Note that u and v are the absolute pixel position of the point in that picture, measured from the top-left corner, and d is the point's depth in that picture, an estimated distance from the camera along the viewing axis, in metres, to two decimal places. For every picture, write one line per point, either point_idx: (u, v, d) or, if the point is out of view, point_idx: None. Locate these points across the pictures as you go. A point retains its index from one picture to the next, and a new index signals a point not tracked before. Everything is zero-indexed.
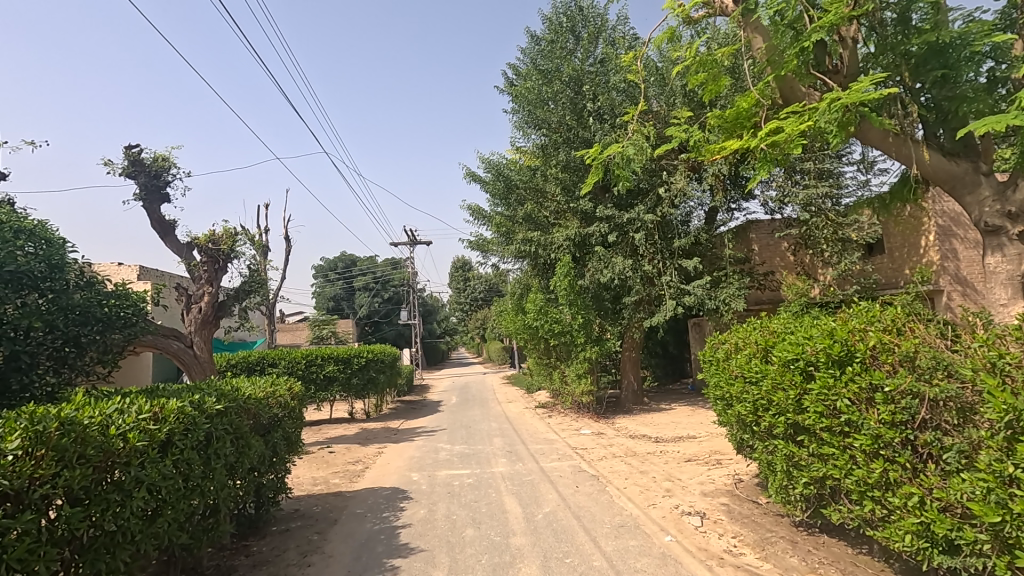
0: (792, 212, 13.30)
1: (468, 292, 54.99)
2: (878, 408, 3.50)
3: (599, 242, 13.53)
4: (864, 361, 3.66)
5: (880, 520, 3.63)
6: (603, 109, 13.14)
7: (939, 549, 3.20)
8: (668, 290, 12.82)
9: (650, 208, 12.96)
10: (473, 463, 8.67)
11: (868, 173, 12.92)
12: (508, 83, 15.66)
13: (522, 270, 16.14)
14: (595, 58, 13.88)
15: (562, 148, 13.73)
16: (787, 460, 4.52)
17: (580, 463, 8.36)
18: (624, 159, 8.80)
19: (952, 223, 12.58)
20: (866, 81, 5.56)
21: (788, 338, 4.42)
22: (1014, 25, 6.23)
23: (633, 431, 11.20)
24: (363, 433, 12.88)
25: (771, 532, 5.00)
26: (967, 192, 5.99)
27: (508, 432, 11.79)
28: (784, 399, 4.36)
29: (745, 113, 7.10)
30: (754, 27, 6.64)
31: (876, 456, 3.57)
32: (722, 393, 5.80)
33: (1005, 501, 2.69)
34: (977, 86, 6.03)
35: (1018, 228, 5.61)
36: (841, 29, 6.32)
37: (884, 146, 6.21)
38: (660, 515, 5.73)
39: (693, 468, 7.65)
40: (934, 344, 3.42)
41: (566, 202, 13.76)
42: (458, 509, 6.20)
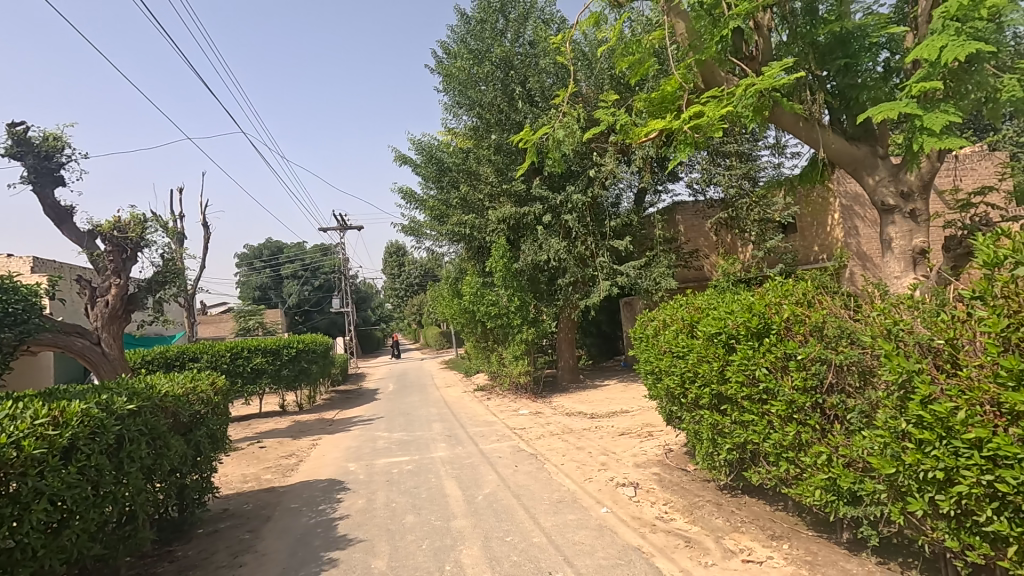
0: (715, 194, 13.98)
1: (403, 277, 54.15)
2: (792, 374, 3.77)
3: (533, 224, 13.61)
4: (779, 332, 3.93)
5: (794, 478, 3.95)
6: (533, 91, 13.17)
7: (843, 501, 3.53)
8: (602, 271, 13.14)
9: (581, 190, 13.17)
10: (412, 450, 8.59)
11: (782, 156, 13.73)
12: (437, 63, 15.32)
13: (457, 253, 16.03)
14: (524, 40, 13.74)
15: (494, 129, 13.63)
16: (712, 429, 4.79)
17: (519, 443, 8.48)
18: (556, 142, 8.89)
19: (854, 203, 13.56)
20: (777, 67, 5.86)
21: (711, 313, 4.66)
22: (906, 19, 6.75)
23: (570, 409, 11.47)
24: (296, 426, 12.45)
25: (699, 496, 5.29)
26: (867, 174, 6.46)
27: (447, 416, 11.77)
28: (709, 370, 4.60)
29: (670, 96, 7.15)
30: (677, 12, 6.85)
31: (790, 419, 3.86)
32: (652, 367, 6.02)
33: (898, 454, 2.97)
34: (875, 76, 6.49)
35: (909, 207, 6.18)
36: (756, 18, 6.69)
37: (796, 130, 6.56)
38: (597, 488, 5.93)
39: (626, 441, 7.95)
40: (839, 314, 3.70)
41: (499, 185, 13.66)
42: (398, 497, 6.13)
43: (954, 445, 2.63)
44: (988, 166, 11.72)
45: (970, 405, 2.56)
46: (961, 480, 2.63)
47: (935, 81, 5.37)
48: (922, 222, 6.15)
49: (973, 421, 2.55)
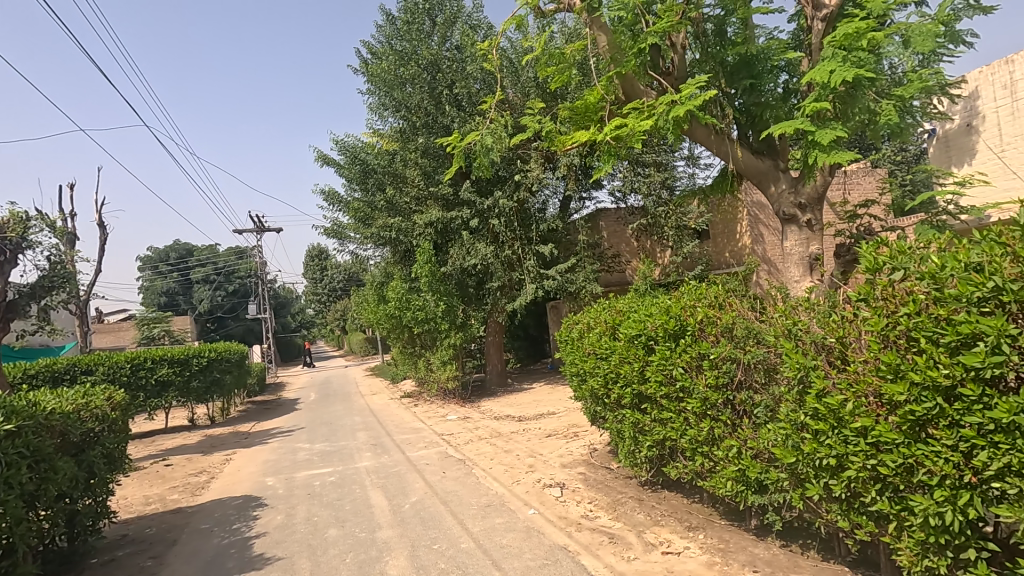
0: (636, 201, 14.58)
1: (326, 281, 52.23)
2: (705, 373, 4.01)
3: (461, 228, 13.57)
4: (693, 333, 4.17)
5: (708, 471, 4.20)
6: (461, 96, 13.17)
7: (752, 490, 3.80)
8: (529, 275, 13.33)
9: (508, 195, 13.26)
10: (336, 461, 8.28)
11: (696, 166, 14.55)
12: (361, 62, 14.96)
13: (383, 257, 15.68)
14: (451, 44, 13.69)
15: (420, 132, 13.47)
16: (634, 427, 4.99)
17: (446, 449, 8.40)
18: (483, 148, 8.92)
19: (759, 212, 14.57)
20: (693, 85, 6.21)
21: (632, 315, 4.84)
22: (802, 45, 7.39)
23: (498, 412, 11.51)
24: (207, 441, 11.64)
25: (622, 493, 5.47)
26: (770, 186, 6.97)
27: (373, 424, 11.45)
28: (630, 371, 4.79)
29: (593, 106, 7.57)
30: (598, 25, 7.09)
31: (705, 415, 4.10)
32: (577, 369, 6.19)
33: (798, 444, 3.23)
34: (776, 95, 7.04)
35: (806, 216, 6.72)
36: (671, 35, 6.90)
37: (708, 142, 7.00)
38: (524, 490, 5.99)
39: (553, 442, 8.10)
40: (746, 316, 3.98)
41: (426, 188, 13.51)
42: (320, 510, 5.88)
43: (844, 434, 2.91)
44: (871, 181, 13.02)
45: (857, 397, 2.83)
46: (850, 466, 2.90)
47: (826, 103, 5.92)
48: (817, 231, 6.72)
49: (859, 411, 2.82)
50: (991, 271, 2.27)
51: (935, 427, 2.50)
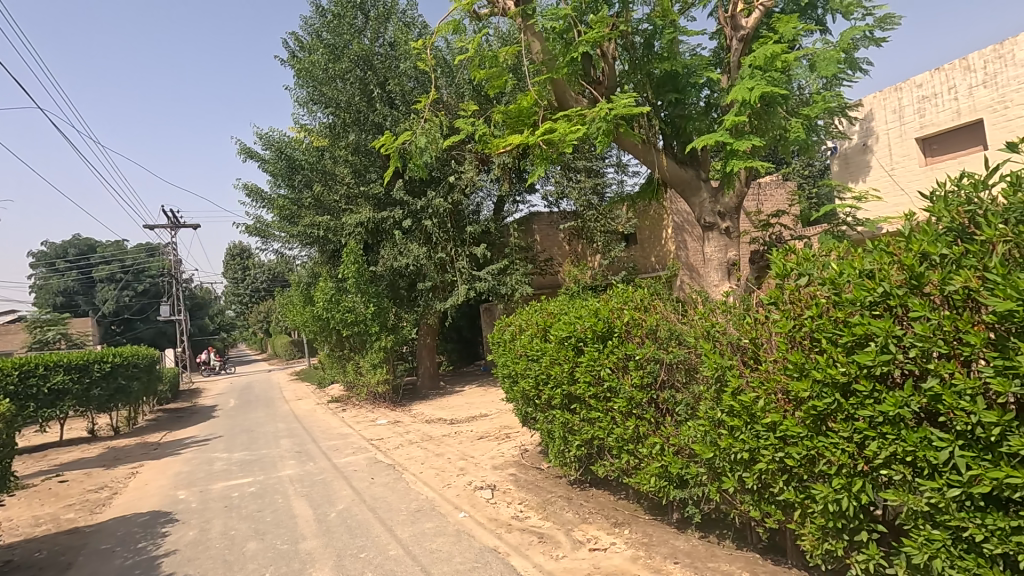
0: (568, 206, 14.88)
1: (249, 281, 49.61)
2: (631, 373, 4.16)
3: (392, 228, 13.31)
4: (620, 335, 4.31)
5: (633, 468, 4.36)
6: (394, 94, 12.89)
7: (673, 485, 3.98)
8: (461, 276, 13.26)
9: (442, 196, 13.13)
10: (256, 470, 7.86)
11: (624, 174, 15.04)
12: (289, 54, 14.35)
13: (310, 257, 15.11)
14: (385, 41, 13.40)
15: (351, 129, 13.08)
16: (563, 427, 5.08)
17: (375, 454, 8.19)
18: (416, 148, 8.78)
19: (683, 219, 15.28)
20: (625, 95, 6.43)
21: (562, 318, 4.93)
22: (722, 63, 7.83)
23: (429, 416, 11.37)
24: (109, 453, 10.70)
25: (552, 493, 5.55)
26: (693, 195, 7.30)
27: (297, 431, 10.98)
28: (560, 372, 4.87)
29: (526, 111, 7.67)
30: (532, 32, 7.19)
31: (630, 414, 4.25)
32: (509, 371, 6.22)
33: (715, 440, 3.43)
34: (698, 109, 7.39)
35: (725, 224, 7.11)
36: (602, 46, 7.08)
37: (635, 151, 7.26)
38: (455, 493, 5.95)
39: (485, 445, 8.09)
40: (669, 318, 4.16)
41: (356, 187, 13.14)
42: (238, 523, 5.56)
43: (755, 430, 3.11)
44: (782, 193, 14.00)
45: (768, 394, 3.04)
46: (761, 458, 3.10)
47: (744, 118, 6.29)
48: (734, 239, 7.14)
49: (769, 407, 3.03)
50: (880, 276, 2.48)
51: (834, 420, 2.71)
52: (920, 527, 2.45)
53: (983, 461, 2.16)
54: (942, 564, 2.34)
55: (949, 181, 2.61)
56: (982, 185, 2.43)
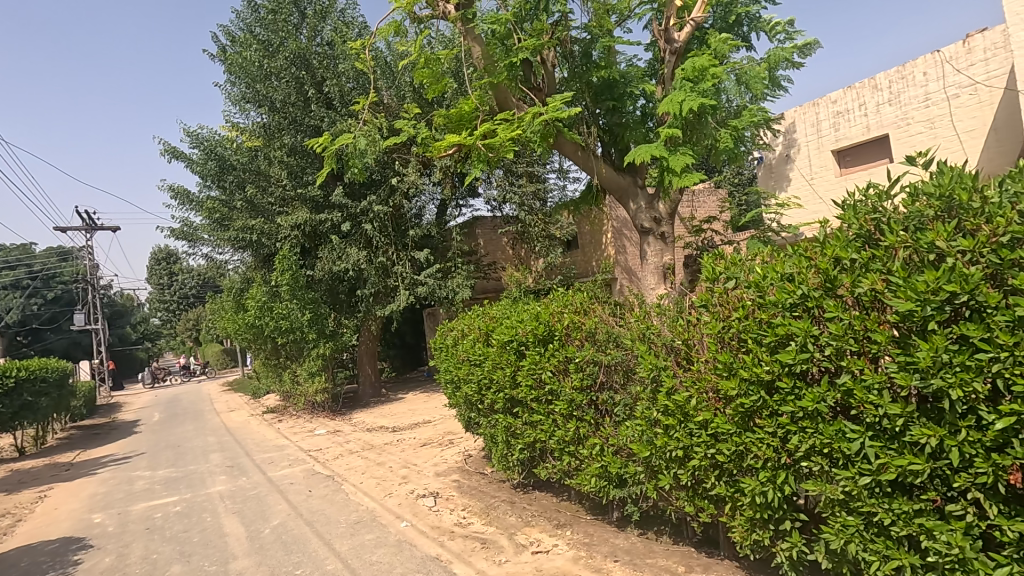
0: (510, 210, 14.95)
1: (176, 287, 46.86)
2: (571, 376, 4.22)
3: (331, 232, 12.93)
4: (561, 338, 4.37)
5: (575, 469, 4.42)
6: (332, 94, 12.54)
7: (612, 485, 4.08)
8: (402, 281, 13.06)
9: (383, 200, 12.91)
10: (183, 488, 7.41)
11: (565, 179, 15.29)
12: (219, 49, 13.71)
13: (243, 262, 14.46)
14: (323, 39, 12.96)
15: (286, 129, 12.62)
16: (506, 431, 5.09)
17: (314, 466, 7.90)
18: (354, 150, 8.56)
19: (623, 225, 15.70)
20: (559, 100, 6.55)
21: (504, 322, 4.95)
22: (656, 74, 8.12)
23: (370, 424, 11.09)
24: (13, 476, 9.78)
25: (495, 497, 5.54)
26: (630, 202, 7.46)
27: (229, 444, 10.43)
28: (502, 376, 4.88)
29: (467, 116, 7.51)
30: (473, 36, 7.21)
31: (571, 416, 4.31)
32: (451, 376, 6.18)
33: (651, 438, 3.53)
34: (634, 118, 7.61)
35: (661, 230, 7.32)
36: (542, 53, 7.24)
37: (575, 158, 7.41)
38: (397, 503, 5.83)
39: (428, 451, 7.98)
40: (607, 321, 4.26)
41: (292, 189, 12.68)
42: (162, 545, 5.22)
43: (688, 427, 3.23)
44: (713, 201, 14.68)
45: (699, 393, 3.16)
46: (694, 455, 3.22)
47: (677, 130, 6.56)
48: (669, 244, 7.36)
49: (701, 405, 3.15)
50: (799, 279, 2.64)
51: (760, 416, 2.86)
52: (837, 515, 2.61)
53: (890, 450, 2.33)
54: (856, 549, 2.51)
55: (858, 191, 2.79)
56: (886, 196, 2.62)
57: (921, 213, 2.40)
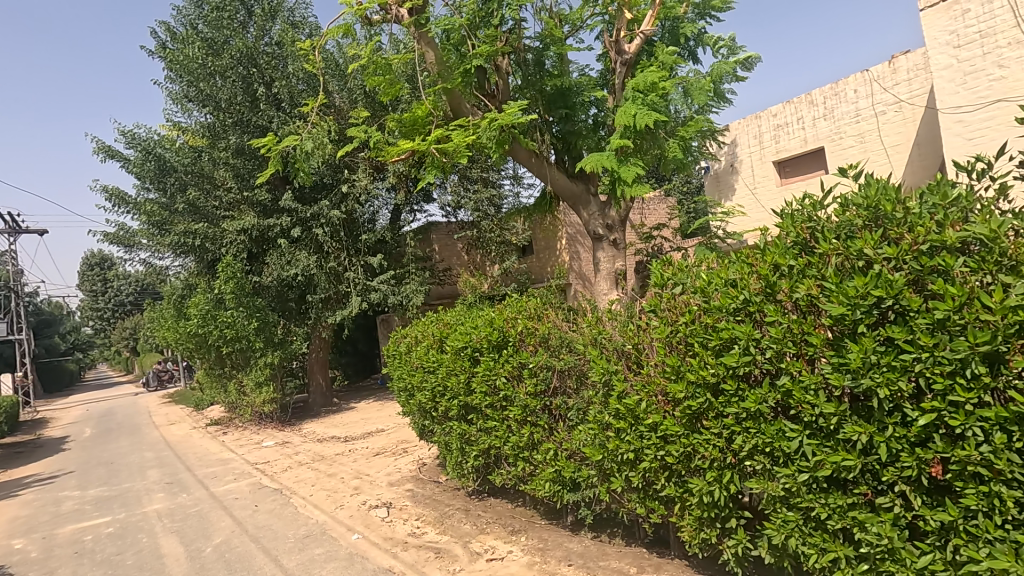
0: (465, 215, 14.90)
1: (110, 294, 44.25)
2: (525, 382, 4.24)
3: (279, 236, 12.53)
4: (515, 344, 4.38)
5: (529, 475, 4.44)
6: (280, 95, 12.18)
7: (566, 489, 4.11)
8: (354, 287, 12.78)
9: (334, 204, 12.63)
10: (117, 507, 6.98)
11: (520, 186, 15.38)
12: (159, 45, 13.10)
13: (185, 267, 13.82)
14: (271, 39, 12.60)
15: (232, 130, 12.18)
16: (460, 439, 5.06)
17: (261, 479, 7.61)
18: (303, 152, 8.33)
19: (576, 231, 15.91)
20: (513, 107, 6.58)
21: (458, 328, 4.92)
22: (607, 84, 8.29)
23: (321, 434, 10.78)
24: None
25: (449, 506, 5.48)
26: (583, 208, 7.58)
27: (169, 459, 9.91)
28: (455, 383, 4.85)
29: (421, 120, 7.55)
30: (426, 41, 7.18)
31: (525, 422, 4.32)
32: (405, 384, 6.10)
33: (603, 442, 3.58)
34: (587, 126, 7.73)
35: (613, 237, 7.45)
36: (496, 60, 7.27)
37: (529, 165, 7.47)
38: (348, 515, 5.67)
39: (381, 461, 7.82)
40: (561, 327, 4.30)
41: (238, 192, 12.23)
42: (92, 570, 4.89)
43: (639, 430, 3.29)
44: (663, 208, 15.10)
45: (649, 396, 3.23)
46: (645, 457, 3.29)
47: (628, 140, 6.73)
48: (621, 250, 7.50)
49: (651, 408, 3.22)
50: (741, 285, 2.75)
51: (706, 417, 2.95)
52: (778, 511, 2.72)
53: (826, 447, 2.45)
54: (796, 543, 2.62)
55: (795, 200, 2.90)
56: (819, 205, 2.73)
57: (851, 222, 2.52)
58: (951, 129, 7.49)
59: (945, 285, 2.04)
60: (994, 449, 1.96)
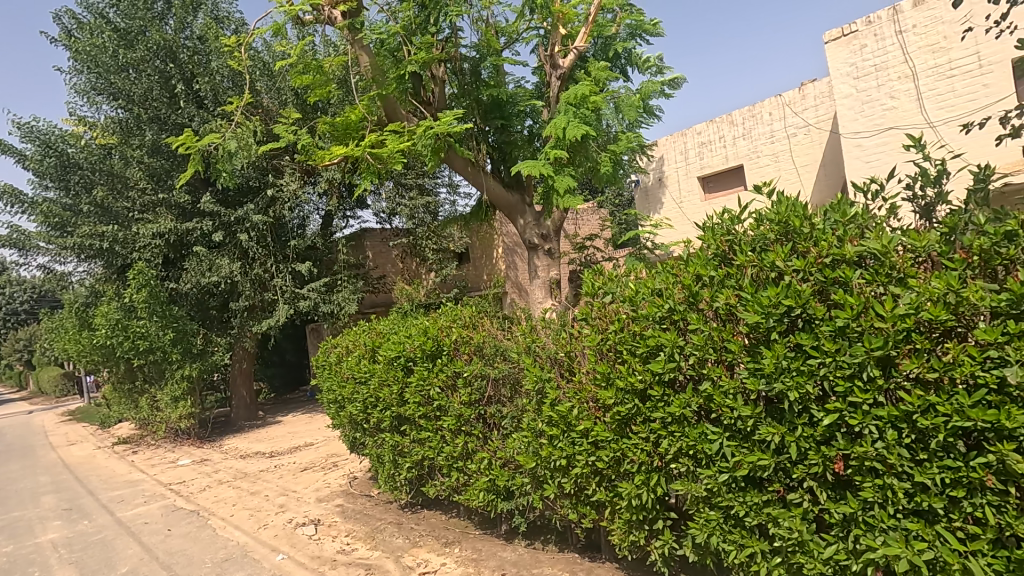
0: (400, 222, 14.67)
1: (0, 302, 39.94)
2: (460, 391, 4.22)
3: (200, 241, 11.82)
4: (449, 353, 4.34)
5: (463, 485, 4.40)
6: (202, 93, 11.53)
7: (500, 497, 4.11)
8: (282, 295, 12.23)
9: (261, 208, 12.07)
10: (4, 539, 6.28)
11: (456, 194, 15.35)
12: (63, 32, 12.09)
13: (91, 273, 12.73)
14: (192, 33, 11.92)
15: (147, 127, 11.39)
16: (393, 450, 4.94)
17: (175, 501, 7.09)
18: (226, 153, 7.92)
19: (512, 241, 16.03)
20: (449, 116, 6.56)
21: (391, 337, 4.82)
22: (542, 97, 8.46)
23: (244, 450, 10.20)
24: None
25: (381, 520, 5.34)
26: (518, 217, 7.65)
27: (68, 483, 9.03)
28: (388, 394, 4.75)
29: (354, 125, 7.47)
30: (360, 45, 7.07)
31: (459, 431, 4.29)
32: (334, 395, 5.91)
33: (537, 449, 3.62)
34: (522, 136, 7.85)
35: (548, 246, 7.55)
36: (432, 67, 7.23)
37: (465, 173, 7.47)
38: (272, 535, 5.39)
39: (309, 477, 7.50)
40: (495, 335, 4.31)
41: (154, 193, 11.44)
42: None
43: (571, 437, 3.36)
44: (596, 219, 15.52)
45: (581, 403, 3.30)
46: (577, 463, 3.35)
47: (562, 151, 6.88)
48: (556, 259, 7.60)
49: (582, 414, 3.29)
50: (667, 295, 2.88)
51: (635, 422, 3.05)
52: (702, 511, 2.84)
53: (743, 448, 2.60)
54: (716, 541, 2.75)
55: (715, 214, 3.06)
56: (736, 219, 2.90)
57: (764, 236, 2.69)
58: (851, 152, 8.20)
59: (844, 295, 2.22)
60: (887, 445, 2.14)
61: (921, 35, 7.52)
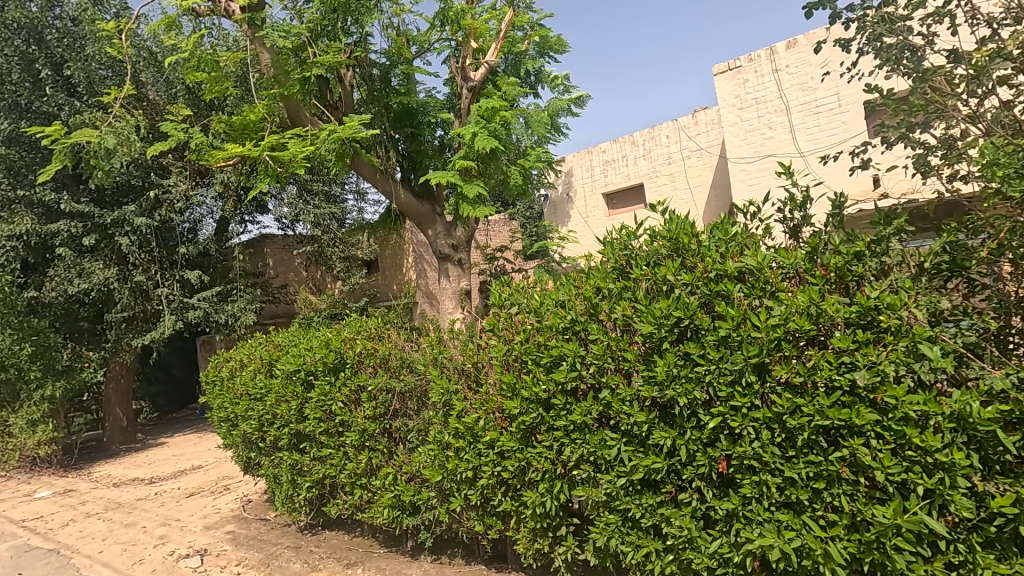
0: (304, 229, 14.01)
1: None
2: (363, 406, 4.08)
3: (67, 244, 10.54)
4: (352, 366, 4.18)
5: (367, 503, 4.25)
6: (75, 79, 10.35)
7: (405, 513, 4.01)
8: (168, 304, 11.20)
9: (144, 210, 11.00)
10: None
11: (364, 201, 14.93)
12: None
13: None
14: (63, 12, 10.61)
15: (4, 114, 10.03)
16: (291, 470, 4.67)
17: (29, 541, 6.20)
18: (100, 149, 7.15)
19: (423, 250, 15.83)
20: (356, 121, 6.38)
21: (290, 350, 4.57)
22: (453, 108, 8.49)
23: (119, 477, 9.18)
24: None
25: (277, 545, 5.01)
26: (428, 227, 7.58)
27: None
28: (286, 410, 4.49)
29: (252, 125, 7.06)
30: (261, 43, 6.74)
31: (363, 447, 4.15)
32: (226, 413, 5.50)
33: (443, 462, 3.58)
34: (432, 146, 7.81)
35: (458, 256, 7.53)
36: (339, 70, 6.98)
37: (373, 180, 7.29)
38: (149, 570, 4.88)
39: (195, 503, 6.88)
40: (401, 347, 4.22)
41: (10, 189, 10.07)
42: None
43: (477, 448, 3.36)
44: (506, 230, 15.74)
45: (487, 414, 3.31)
46: (483, 474, 3.35)
47: (471, 162, 6.95)
48: (466, 270, 7.59)
49: (488, 425, 3.31)
50: (569, 306, 2.97)
51: (539, 432, 3.11)
52: (602, 515, 2.94)
53: (639, 453, 2.72)
54: (615, 543, 2.86)
55: (615, 230, 3.21)
56: (633, 235, 3.05)
57: (657, 252, 2.86)
58: (736, 176, 9.01)
59: (726, 308, 2.41)
60: (762, 444, 2.34)
61: (794, 74, 8.39)
